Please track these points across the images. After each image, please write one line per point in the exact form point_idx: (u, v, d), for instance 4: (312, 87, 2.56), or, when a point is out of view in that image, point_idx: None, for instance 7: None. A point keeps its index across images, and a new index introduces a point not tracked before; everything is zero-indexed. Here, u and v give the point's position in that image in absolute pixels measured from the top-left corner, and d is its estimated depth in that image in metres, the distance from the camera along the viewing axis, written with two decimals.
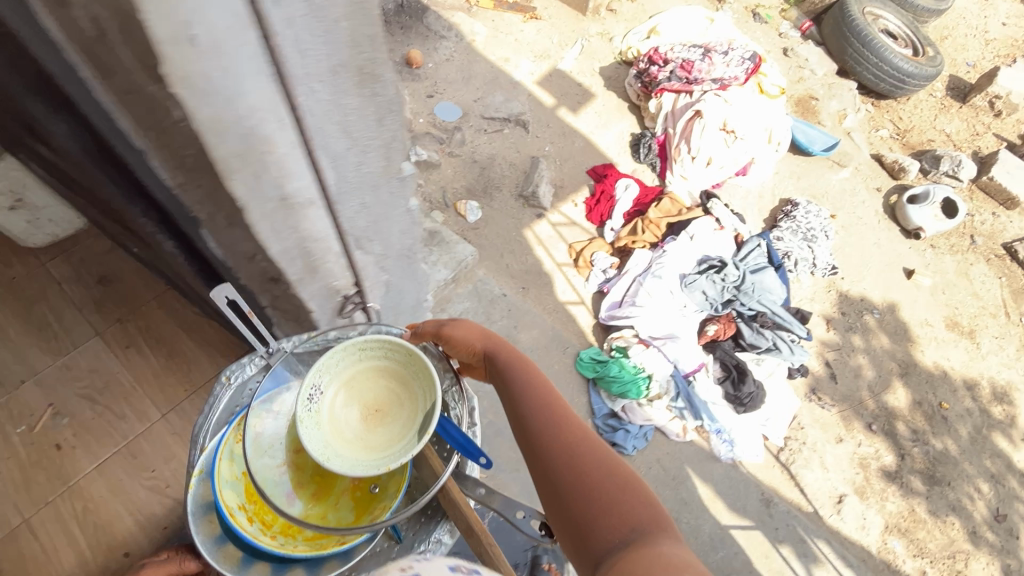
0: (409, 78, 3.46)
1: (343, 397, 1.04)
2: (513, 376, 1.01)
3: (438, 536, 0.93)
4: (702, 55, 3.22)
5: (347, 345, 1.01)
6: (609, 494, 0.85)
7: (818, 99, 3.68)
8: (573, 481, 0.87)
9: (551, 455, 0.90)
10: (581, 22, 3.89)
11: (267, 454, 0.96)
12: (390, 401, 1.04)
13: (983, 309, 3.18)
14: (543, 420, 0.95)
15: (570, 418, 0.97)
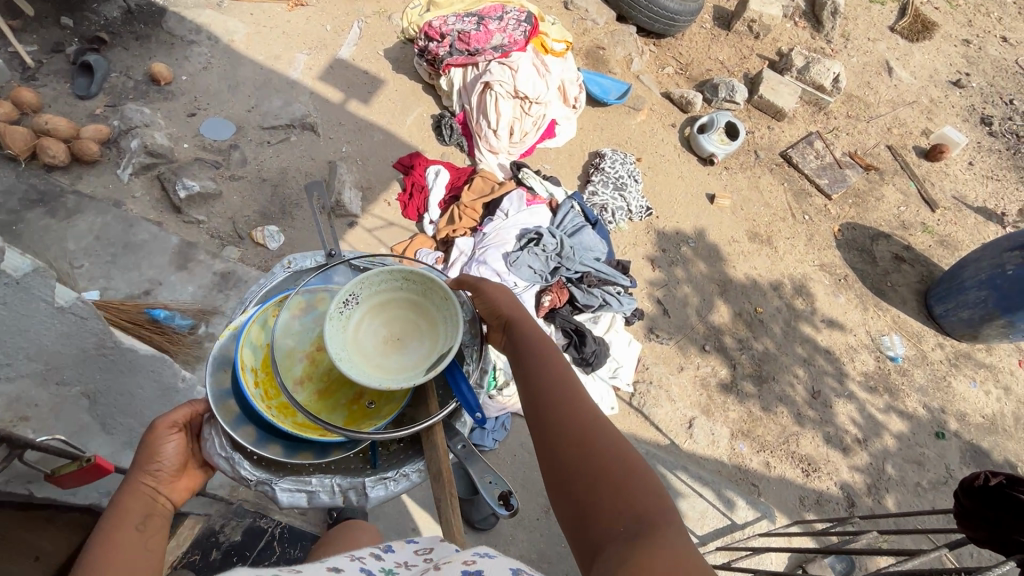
0: (159, 97, 2.93)
1: (370, 316, 1.48)
2: (536, 347, 1.29)
3: (407, 472, 1.39)
4: (478, 24, 3.09)
5: (395, 278, 1.46)
6: (613, 478, 1.02)
7: (604, 48, 3.79)
8: (581, 457, 1.06)
9: (567, 425, 1.11)
10: (353, 2, 3.57)
11: (296, 339, 1.45)
12: (403, 329, 1.48)
13: (775, 215, 3.57)
14: (560, 406, 1.15)
15: (587, 410, 1.16)
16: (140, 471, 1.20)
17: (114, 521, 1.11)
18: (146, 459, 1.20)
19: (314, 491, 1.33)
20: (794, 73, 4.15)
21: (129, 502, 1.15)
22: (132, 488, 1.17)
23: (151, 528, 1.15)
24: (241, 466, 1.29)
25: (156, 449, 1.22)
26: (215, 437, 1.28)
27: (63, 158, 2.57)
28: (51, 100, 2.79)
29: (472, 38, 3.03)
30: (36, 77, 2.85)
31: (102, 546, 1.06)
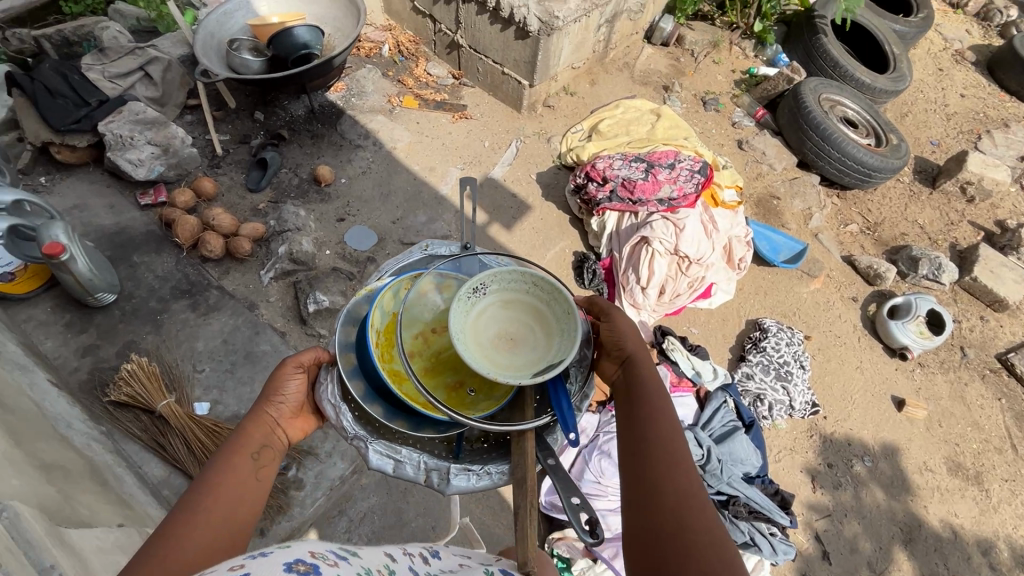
0: (316, 198, 3.00)
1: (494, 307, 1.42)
2: (645, 391, 1.26)
3: (489, 472, 1.42)
4: (646, 172, 2.81)
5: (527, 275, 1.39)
6: (703, 556, 0.97)
7: (779, 197, 3.33)
8: (674, 522, 1.03)
9: (667, 485, 1.09)
10: (515, 119, 3.51)
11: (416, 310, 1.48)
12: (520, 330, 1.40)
13: (987, 443, 2.74)
14: (664, 455, 1.14)
15: (691, 475, 1.11)
16: (267, 406, 1.42)
17: (240, 446, 1.32)
18: (269, 399, 1.41)
19: (401, 461, 1.42)
20: (1022, 254, 3.33)
21: (250, 431, 1.35)
22: (257, 419, 1.38)
23: (264, 458, 1.34)
24: (346, 416, 1.41)
25: (279, 389, 1.43)
26: (328, 383, 1.46)
27: (218, 252, 2.65)
28: (225, 190, 2.97)
29: (637, 186, 2.76)
30: (219, 166, 3.06)
31: (224, 464, 1.27)
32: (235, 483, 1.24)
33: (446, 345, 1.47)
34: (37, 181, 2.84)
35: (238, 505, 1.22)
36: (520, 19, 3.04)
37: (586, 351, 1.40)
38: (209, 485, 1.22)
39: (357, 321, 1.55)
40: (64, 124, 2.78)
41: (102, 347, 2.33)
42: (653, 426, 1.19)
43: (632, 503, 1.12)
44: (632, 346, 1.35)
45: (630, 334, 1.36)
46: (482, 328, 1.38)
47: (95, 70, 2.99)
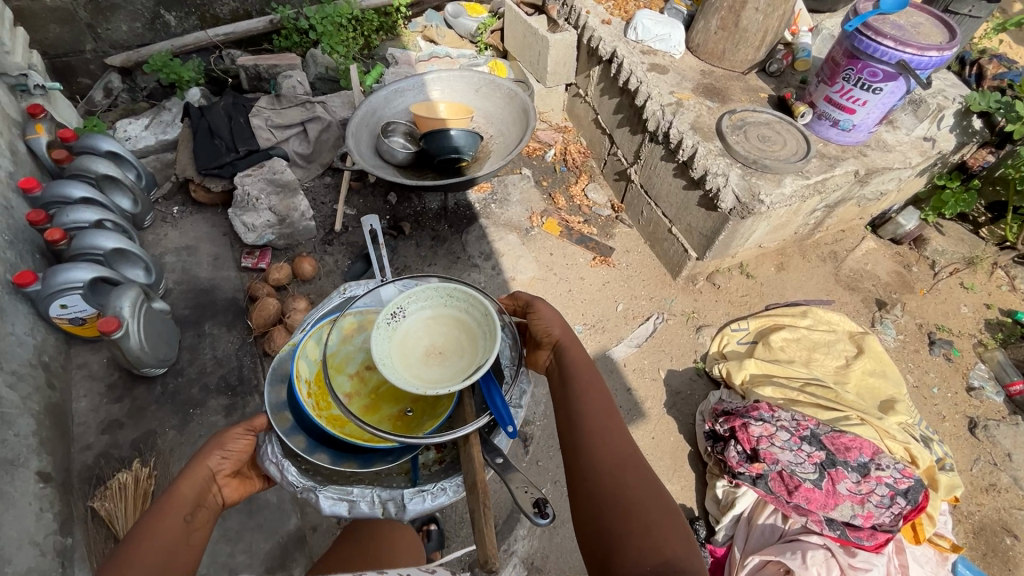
0: None
1: (416, 326, 1.54)
2: (580, 379, 1.51)
3: (443, 487, 1.43)
4: (823, 466, 1.92)
5: (438, 287, 1.53)
6: (639, 505, 1.24)
7: (1017, 536, 2.21)
8: (612, 482, 1.29)
9: (603, 453, 1.35)
10: (666, 287, 2.84)
11: (345, 346, 1.58)
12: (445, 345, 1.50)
13: None
14: (597, 427, 1.41)
15: (618, 438, 1.40)
16: (205, 459, 1.37)
17: (174, 498, 1.29)
18: (208, 453, 1.37)
19: (354, 501, 1.42)
20: None
21: (185, 485, 1.31)
22: (194, 472, 1.34)
23: (200, 515, 1.30)
24: (290, 472, 1.43)
25: (220, 445, 1.39)
26: (268, 444, 1.46)
27: (280, 353, 2.36)
28: (324, 274, 2.74)
29: (801, 486, 1.90)
30: (330, 244, 2.85)
31: (152, 520, 1.24)
32: (165, 541, 1.22)
33: (381, 381, 1.56)
34: (168, 211, 2.86)
35: (166, 566, 1.19)
36: (712, 188, 2.40)
37: (514, 352, 1.59)
38: (136, 544, 1.19)
39: (282, 379, 1.59)
40: (207, 167, 2.76)
41: (123, 429, 2.13)
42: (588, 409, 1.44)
43: (576, 481, 1.34)
44: (556, 333, 1.63)
45: (555, 323, 1.65)
46: (409, 343, 1.50)
47: (260, 117, 2.97)
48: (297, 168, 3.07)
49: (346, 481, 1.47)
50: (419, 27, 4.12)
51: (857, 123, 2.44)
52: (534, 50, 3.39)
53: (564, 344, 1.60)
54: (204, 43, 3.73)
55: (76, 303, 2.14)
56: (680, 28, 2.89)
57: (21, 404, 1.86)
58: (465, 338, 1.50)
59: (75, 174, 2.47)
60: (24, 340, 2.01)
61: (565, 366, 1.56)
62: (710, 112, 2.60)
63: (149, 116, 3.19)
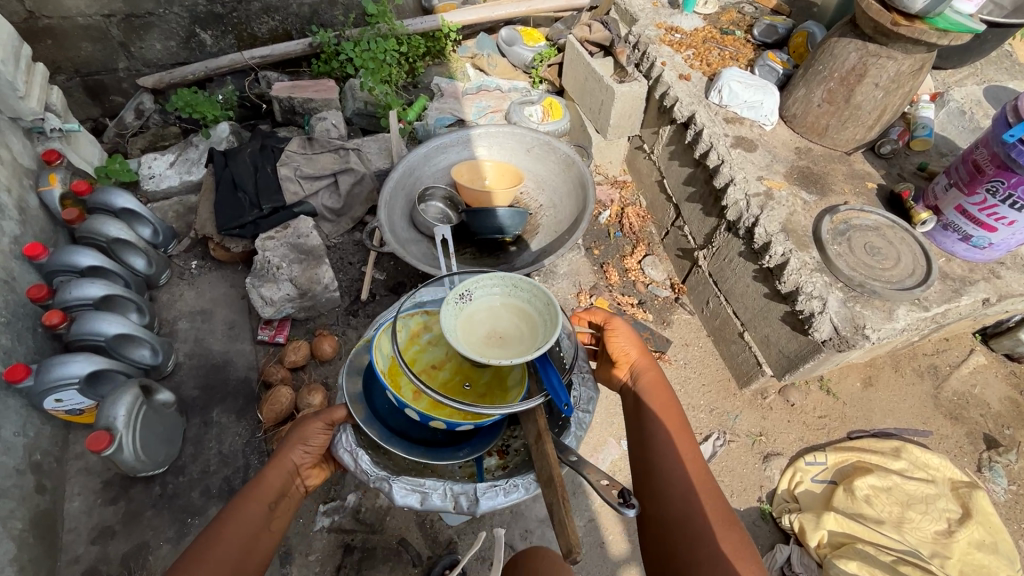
0: None
1: (481, 313, 1.46)
2: (654, 397, 1.60)
3: (516, 484, 1.48)
4: None
5: (503, 276, 1.45)
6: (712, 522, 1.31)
7: None
8: (684, 497, 1.37)
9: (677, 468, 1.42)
10: (729, 398, 2.47)
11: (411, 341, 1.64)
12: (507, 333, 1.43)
13: None
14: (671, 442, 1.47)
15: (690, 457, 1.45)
16: (290, 451, 1.56)
17: (263, 482, 1.47)
18: (292, 447, 1.56)
19: (427, 493, 1.49)
20: None
21: (273, 473, 1.50)
22: (280, 463, 1.53)
23: (282, 500, 1.48)
24: (363, 461, 1.54)
25: (302, 440, 1.57)
26: (342, 434, 1.58)
27: None
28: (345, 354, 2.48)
29: None
30: (354, 316, 2.58)
31: (246, 497, 1.43)
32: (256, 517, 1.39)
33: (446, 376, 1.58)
34: (186, 266, 2.65)
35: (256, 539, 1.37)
36: (805, 310, 1.99)
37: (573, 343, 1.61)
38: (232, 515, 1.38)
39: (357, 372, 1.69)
40: (227, 227, 2.50)
41: (115, 539, 1.94)
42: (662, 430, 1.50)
43: (651, 492, 1.42)
44: (633, 355, 1.70)
45: (632, 347, 1.69)
46: (474, 322, 1.45)
47: (288, 168, 2.70)
48: (326, 222, 2.80)
49: (418, 473, 1.59)
50: (468, 53, 3.77)
51: (994, 241, 1.97)
52: (596, 99, 2.99)
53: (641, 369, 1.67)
54: (240, 65, 3.47)
55: (72, 397, 1.94)
56: (775, 95, 2.45)
57: None
58: (527, 327, 1.43)
59: (86, 236, 2.28)
60: (13, 441, 1.83)
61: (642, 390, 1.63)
62: (806, 208, 2.18)
63: (176, 153, 2.98)
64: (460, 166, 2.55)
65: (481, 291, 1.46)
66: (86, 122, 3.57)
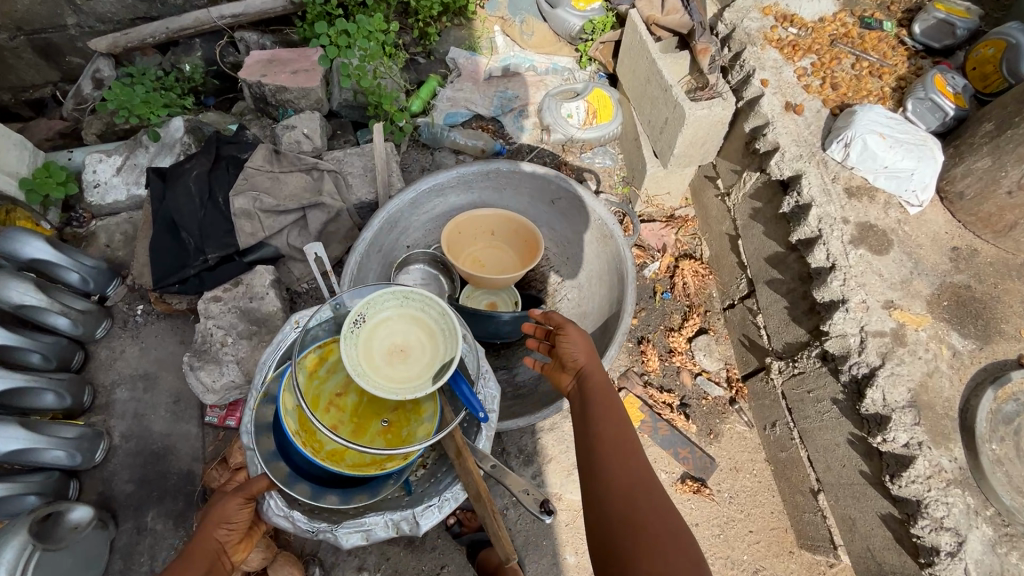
0: (401, 545, 1.91)
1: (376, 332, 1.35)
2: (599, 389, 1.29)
3: (449, 495, 1.31)
4: None
5: (394, 291, 1.35)
6: (659, 527, 0.98)
7: None
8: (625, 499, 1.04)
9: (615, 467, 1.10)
10: (782, 560, 1.91)
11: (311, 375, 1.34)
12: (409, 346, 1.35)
13: None
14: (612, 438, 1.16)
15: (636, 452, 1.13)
16: (212, 530, 1.19)
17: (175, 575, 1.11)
18: (213, 524, 1.19)
19: (369, 528, 1.27)
20: None
21: (192, 559, 1.14)
22: (200, 544, 1.17)
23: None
24: (299, 519, 1.26)
25: (224, 517, 1.20)
26: (272, 498, 1.27)
27: None
28: None
29: None
30: None
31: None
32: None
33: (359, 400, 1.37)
34: (131, 312, 2.20)
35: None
36: (925, 539, 1.34)
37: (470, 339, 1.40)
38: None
39: (264, 427, 1.34)
40: (164, 284, 2.00)
41: None
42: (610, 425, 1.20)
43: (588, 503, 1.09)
44: (583, 358, 1.36)
45: (583, 350, 1.38)
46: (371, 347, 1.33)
47: (246, 197, 2.10)
48: (296, 263, 2.24)
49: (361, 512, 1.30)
50: (498, 12, 2.88)
51: None
52: (658, 114, 2.16)
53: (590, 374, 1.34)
54: (207, 25, 2.75)
55: None
56: (935, 160, 1.59)
57: None
58: (426, 337, 1.35)
59: None
60: None
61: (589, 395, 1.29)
62: (954, 366, 1.44)
63: (123, 155, 2.42)
64: (459, 221, 1.90)
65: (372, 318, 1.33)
66: (45, 87, 3.03)
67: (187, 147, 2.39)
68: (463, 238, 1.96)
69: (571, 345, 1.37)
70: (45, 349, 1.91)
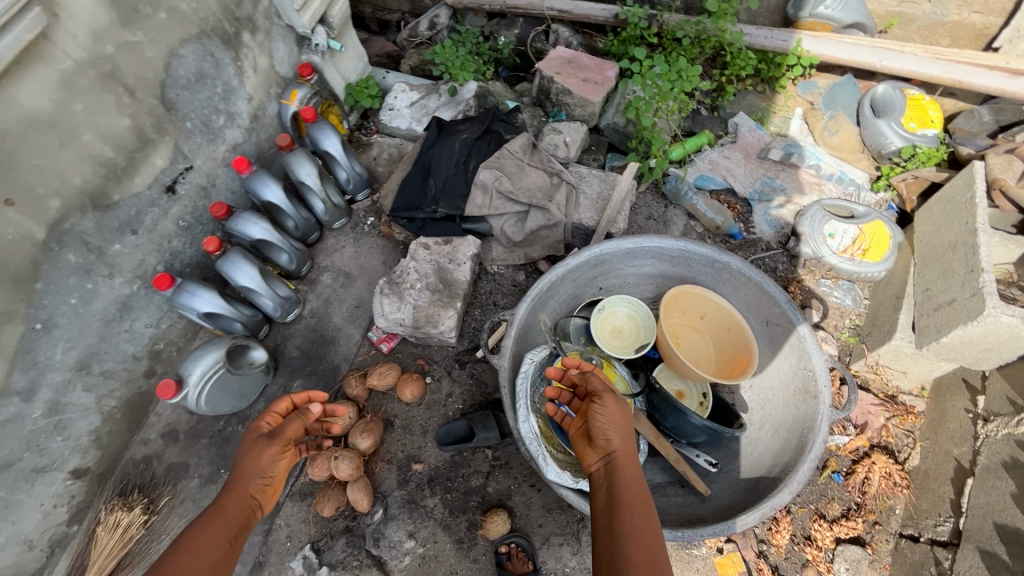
0: (454, 541, 2.01)
1: (608, 323, 1.82)
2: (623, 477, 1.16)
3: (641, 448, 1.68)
4: None
5: (616, 300, 1.83)
6: None
7: None
8: None
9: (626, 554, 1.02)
10: None
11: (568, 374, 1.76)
12: (623, 328, 1.82)
13: None
14: (631, 529, 1.06)
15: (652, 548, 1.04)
16: (245, 480, 1.36)
17: (207, 521, 1.26)
18: (249, 472, 1.36)
19: None
20: None
21: (230, 504, 1.31)
22: (237, 493, 1.34)
23: (241, 533, 1.30)
24: (563, 478, 1.51)
25: (258, 469, 1.37)
26: (547, 468, 1.51)
27: (314, 477, 2.04)
28: (424, 406, 2.22)
29: None
30: (459, 368, 2.28)
31: (197, 537, 1.21)
32: (203, 556, 1.18)
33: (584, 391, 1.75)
34: (363, 220, 2.58)
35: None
36: None
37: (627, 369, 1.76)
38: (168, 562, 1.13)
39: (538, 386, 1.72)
40: (397, 212, 2.31)
41: (172, 446, 2.18)
42: (638, 515, 1.08)
43: None
44: (616, 440, 1.24)
45: (617, 427, 1.25)
46: (606, 326, 1.81)
47: (491, 173, 2.28)
48: (499, 245, 2.38)
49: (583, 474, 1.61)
50: (810, 96, 2.65)
51: None
52: (945, 289, 1.81)
53: (621, 459, 1.21)
54: (536, 11, 3.03)
55: (192, 317, 2.10)
56: None
57: (94, 405, 1.95)
58: (634, 326, 1.82)
59: (285, 167, 2.31)
60: (142, 333, 2.06)
61: (615, 482, 1.17)
62: None
63: (421, 94, 2.80)
64: (678, 290, 1.83)
65: (603, 302, 1.82)
66: (394, 14, 3.58)
67: (468, 109, 2.67)
68: (672, 307, 1.87)
69: (604, 421, 1.25)
70: (297, 217, 2.34)
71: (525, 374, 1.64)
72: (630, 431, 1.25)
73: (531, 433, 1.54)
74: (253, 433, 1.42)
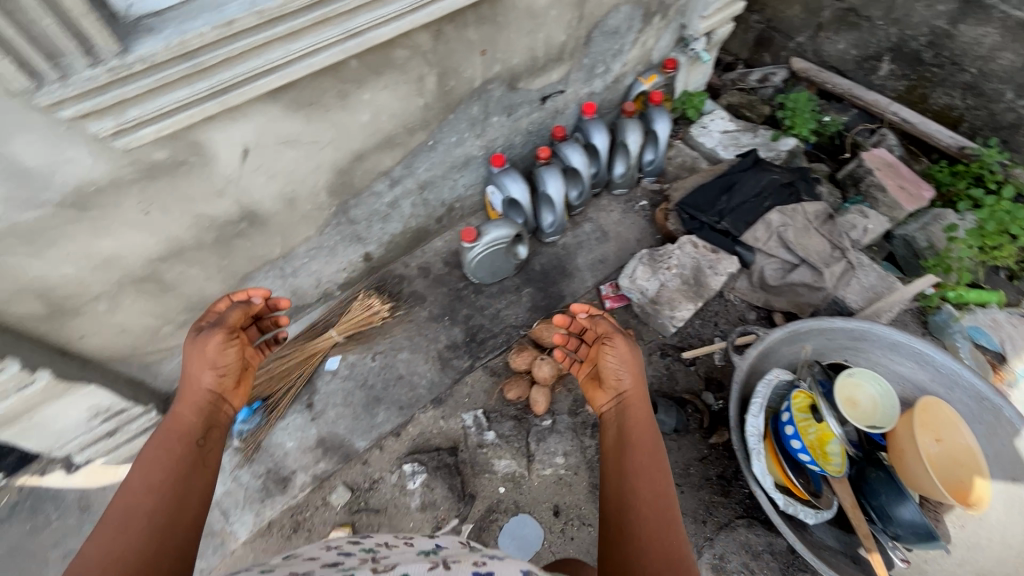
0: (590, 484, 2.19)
1: (851, 390, 1.87)
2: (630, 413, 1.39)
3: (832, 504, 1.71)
4: None
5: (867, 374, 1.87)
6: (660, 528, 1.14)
7: None
8: (633, 500, 1.20)
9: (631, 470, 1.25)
10: None
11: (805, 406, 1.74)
12: (860, 401, 1.85)
13: None
14: (638, 455, 1.29)
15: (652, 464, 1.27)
16: (200, 374, 1.36)
17: (162, 434, 1.23)
18: (200, 364, 1.36)
19: (791, 505, 1.62)
20: None
21: (185, 409, 1.30)
22: (194, 391, 1.34)
23: (212, 435, 1.29)
24: (766, 483, 1.60)
25: (211, 360, 1.37)
26: (755, 466, 1.61)
27: (513, 364, 2.35)
28: None
29: None
30: (660, 355, 2.46)
31: (153, 459, 1.16)
32: (163, 461, 1.16)
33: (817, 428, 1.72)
34: (637, 199, 2.89)
35: (186, 481, 1.16)
36: None
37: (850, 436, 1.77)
38: (130, 481, 1.10)
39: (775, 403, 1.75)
40: (685, 207, 2.57)
41: (419, 279, 2.64)
42: (642, 451, 1.29)
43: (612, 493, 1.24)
44: (626, 379, 1.45)
45: (627, 368, 1.46)
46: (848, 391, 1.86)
47: (783, 218, 2.45)
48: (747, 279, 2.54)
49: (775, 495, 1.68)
50: None
51: None
52: None
53: (629, 395, 1.43)
54: (876, 109, 3.16)
55: (496, 198, 2.54)
56: None
57: (404, 218, 2.45)
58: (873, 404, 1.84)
59: (616, 127, 2.69)
60: (458, 188, 2.54)
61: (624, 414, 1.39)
62: None
63: (737, 127, 3.06)
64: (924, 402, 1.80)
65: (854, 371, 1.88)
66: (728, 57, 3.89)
67: (778, 158, 2.88)
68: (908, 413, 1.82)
69: (616, 363, 1.46)
70: (602, 170, 2.71)
71: (765, 384, 1.76)
72: (638, 371, 1.46)
73: (754, 431, 1.66)
74: (201, 331, 1.41)
